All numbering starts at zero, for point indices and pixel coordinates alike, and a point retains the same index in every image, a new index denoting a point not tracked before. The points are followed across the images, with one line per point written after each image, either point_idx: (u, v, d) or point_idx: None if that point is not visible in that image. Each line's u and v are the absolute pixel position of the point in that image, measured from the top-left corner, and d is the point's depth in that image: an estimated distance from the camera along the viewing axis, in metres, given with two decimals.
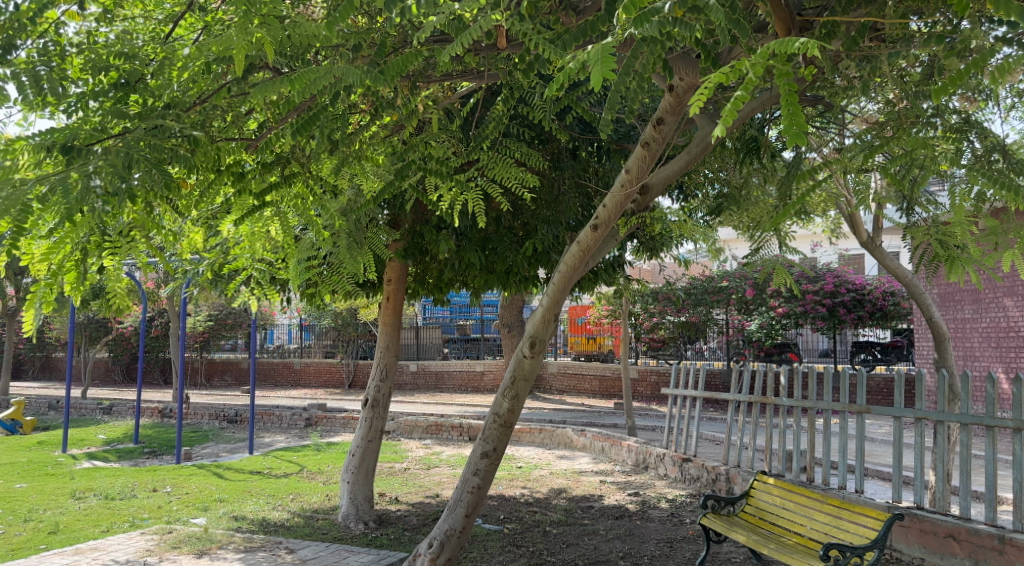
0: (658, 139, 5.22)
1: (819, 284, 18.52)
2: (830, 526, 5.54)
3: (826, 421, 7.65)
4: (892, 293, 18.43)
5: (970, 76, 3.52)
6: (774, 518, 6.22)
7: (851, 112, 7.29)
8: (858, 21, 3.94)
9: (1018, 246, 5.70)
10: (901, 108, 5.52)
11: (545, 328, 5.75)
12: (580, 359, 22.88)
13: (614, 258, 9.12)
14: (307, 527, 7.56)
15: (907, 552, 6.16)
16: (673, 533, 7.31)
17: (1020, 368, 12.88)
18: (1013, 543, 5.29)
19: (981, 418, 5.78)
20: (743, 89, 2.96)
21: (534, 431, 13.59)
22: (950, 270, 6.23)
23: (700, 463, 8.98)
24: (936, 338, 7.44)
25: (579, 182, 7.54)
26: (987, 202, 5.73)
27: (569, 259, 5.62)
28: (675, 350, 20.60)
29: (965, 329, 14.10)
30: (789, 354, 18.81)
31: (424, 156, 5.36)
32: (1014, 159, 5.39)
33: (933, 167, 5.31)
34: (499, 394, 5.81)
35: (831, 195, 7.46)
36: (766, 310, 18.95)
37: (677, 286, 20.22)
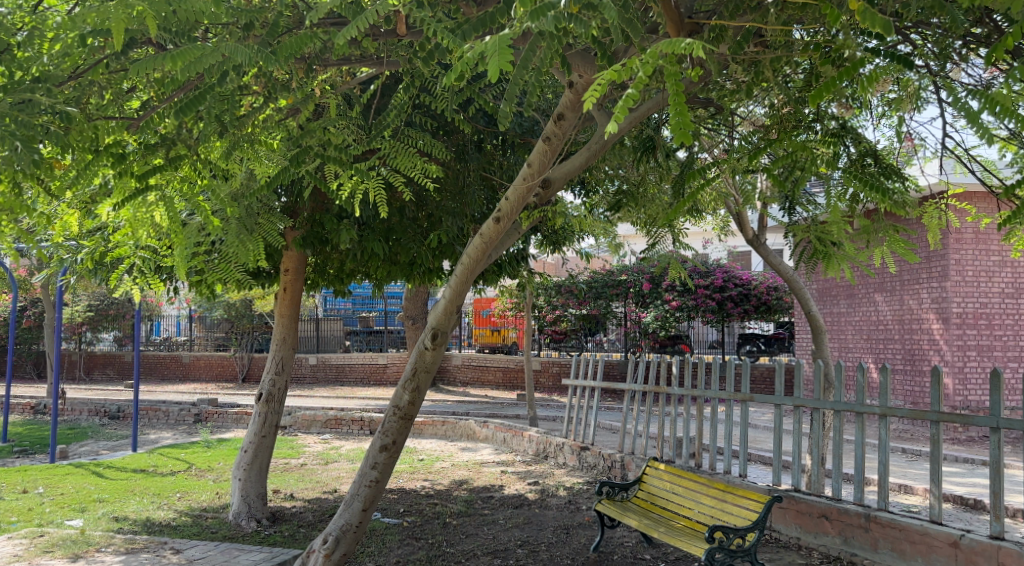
0: (559, 135, 5.24)
1: (710, 279, 19.37)
2: (716, 509, 5.83)
3: (714, 410, 7.96)
4: (775, 288, 19.50)
5: (842, 84, 3.71)
6: (663, 503, 6.45)
7: (740, 114, 7.62)
8: (744, 27, 4.00)
9: (887, 245, 6.17)
10: (784, 113, 5.83)
11: (447, 320, 5.74)
12: (484, 351, 23.04)
13: (518, 251, 9.19)
14: (195, 527, 7.27)
15: (784, 532, 6.54)
16: (570, 520, 7.48)
17: (887, 359, 13.86)
18: (878, 521, 5.72)
19: (853, 406, 6.19)
20: (635, 87, 3.01)
21: (437, 423, 13.54)
22: (826, 267, 6.65)
23: (597, 451, 9.25)
24: (814, 331, 7.89)
25: (484, 174, 7.58)
26: (860, 204, 6.12)
27: (471, 251, 5.59)
28: (576, 343, 21.06)
29: (839, 322, 15.23)
30: (681, 345, 19.75)
31: (322, 142, 5.19)
32: (884, 164, 5.81)
33: (812, 169, 5.64)
34: (399, 386, 5.76)
35: (722, 195, 7.73)
36: (661, 304, 19.62)
37: (579, 280, 20.68)
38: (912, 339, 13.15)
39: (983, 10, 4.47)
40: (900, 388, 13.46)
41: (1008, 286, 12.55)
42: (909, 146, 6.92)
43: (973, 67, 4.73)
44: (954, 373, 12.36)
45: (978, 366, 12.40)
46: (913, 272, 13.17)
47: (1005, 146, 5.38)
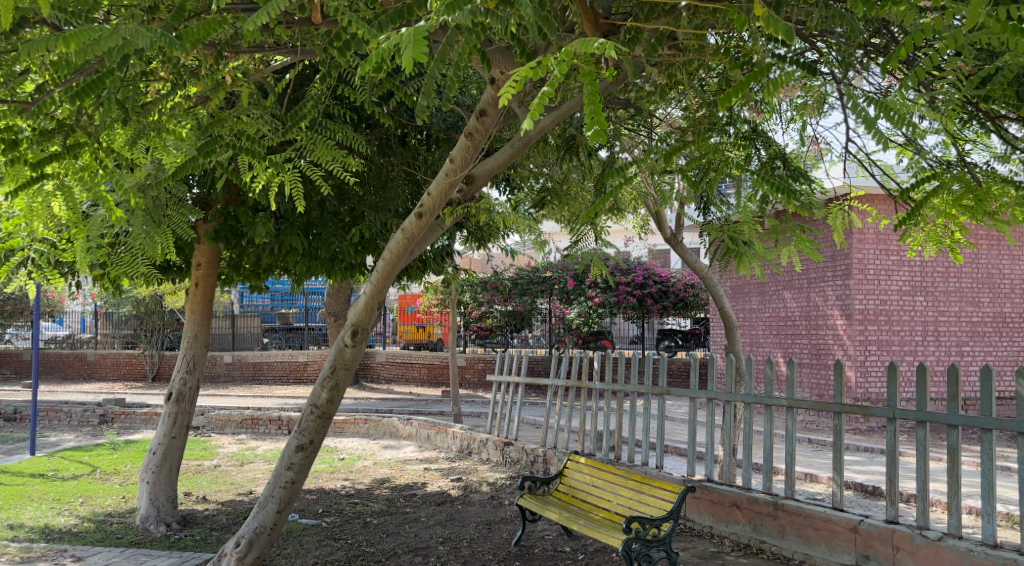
0: (482, 131, 5.21)
1: (631, 276, 19.89)
2: (633, 500, 5.96)
3: (633, 404, 8.12)
4: (692, 285, 20.12)
5: (749, 88, 3.81)
6: (583, 496, 6.54)
7: (659, 116, 7.80)
8: (657, 29, 4.02)
9: (794, 244, 6.44)
10: (700, 116, 6.00)
11: (367, 317, 5.65)
12: (408, 348, 22.83)
13: (443, 247, 9.13)
14: (98, 533, 6.93)
15: (698, 521, 6.74)
16: (492, 515, 7.50)
17: (795, 353, 14.49)
18: (785, 509, 5.96)
19: (762, 398, 6.43)
20: (551, 85, 2.99)
21: (359, 422, 13.32)
22: (738, 265, 6.88)
23: (521, 446, 9.31)
24: (727, 327, 8.16)
25: (407, 169, 7.51)
26: (769, 205, 6.37)
27: (392, 247, 5.49)
28: (502, 339, 21.06)
29: (751, 318, 15.82)
30: (604, 341, 20.27)
31: (235, 132, 5.01)
32: (792, 166, 6.05)
33: (726, 170, 5.82)
34: (318, 384, 5.63)
35: (641, 195, 7.89)
36: (584, 300, 19.98)
37: (505, 277, 20.77)
38: (818, 334, 13.77)
39: (881, 23, 4.71)
40: (807, 381, 14.08)
41: (906, 284, 13.28)
42: (815, 150, 7.24)
43: (872, 75, 4.97)
44: (856, 366, 13.03)
45: (878, 360, 13.11)
46: (820, 270, 13.81)
47: (902, 151, 5.68)
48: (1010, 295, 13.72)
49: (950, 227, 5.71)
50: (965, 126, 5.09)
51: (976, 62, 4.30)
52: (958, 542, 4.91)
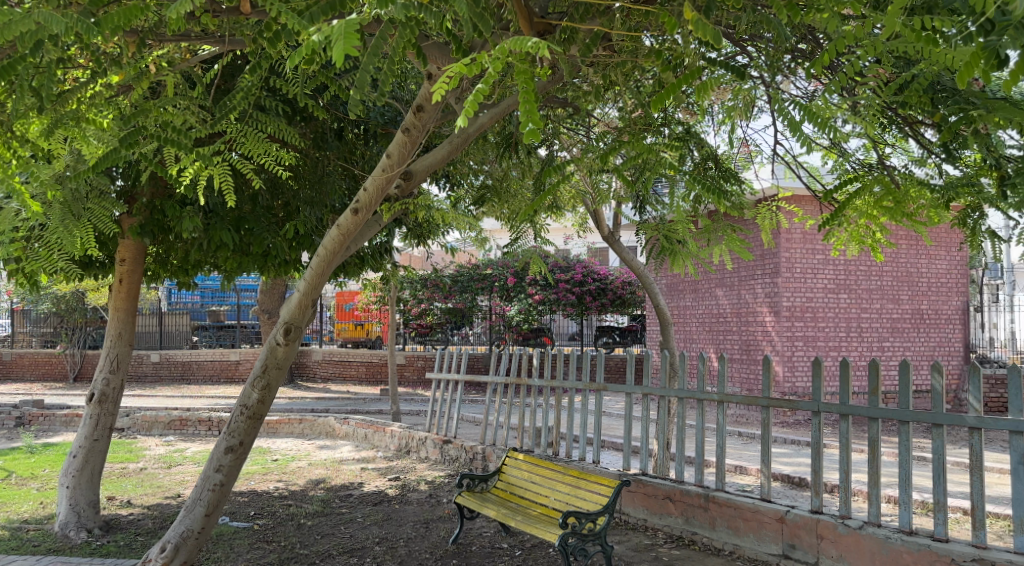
0: (419, 127, 4.96)
1: (571, 274, 20.13)
2: (570, 495, 6.01)
3: (571, 400, 8.19)
4: (630, 282, 20.45)
5: (681, 90, 3.87)
6: (521, 492, 6.56)
7: (596, 115, 7.87)
8: (593, 29, 3.96)
9: (726, 243, 6.59)
10: (636, 117, 6.09)
11: (301, 315, 5.52)
12: (346, 346, 22.51)
13: (380, 244, 9.01)
14: (13, 541, 6.60)
15: (632, 515, 6.84)
16: (430, 514, 7.46)
17: (726, 349, 14.89)
18: (715, 501, 6.11)
19: (695, 393, 6.57)
20: (485, 82, 2.92)
21: (293, 422, 13.06)
22: (672, 263, 7.02)
23: (459, 444, 9.29)
24: (662, 324, 8.31)
25: (344, 165, 7.39)
26: (702, 205, 6.52)
27: (327, 244, 5.36)
28: (441, 337, 20.74)
29: (685, 315, 16.20)
30: (543, 338, 20.25)
31: (160, 123, 4.83)
32: (725, 167, 6.19)
33: (660, 171, 5.92)
34: (248, 384, 5.49)
35: (579, 194, 7.97)
36: (524, 297, 20.10)
37: (445, 274, 20.70)
38: (748, 330, 14.18)
39: (806, 29, 4.85)
40: (737, 375, 14.50)
41: (830, 282, 13.78)
42: (746, 152, 7.43)
43: (799, 80, 5.11)
44: (783, 361, 13.49)
45: (804, 355, 13.58)
46: (750, 268, 14.22)
47: (827, 154, 5.88)
48: (927, 293, 14.38)
49: (871, 227, 5.94)
50: (884, 130, 5.30)
51: (895, 69, 4.48)
52: (877, 530, 5.14)
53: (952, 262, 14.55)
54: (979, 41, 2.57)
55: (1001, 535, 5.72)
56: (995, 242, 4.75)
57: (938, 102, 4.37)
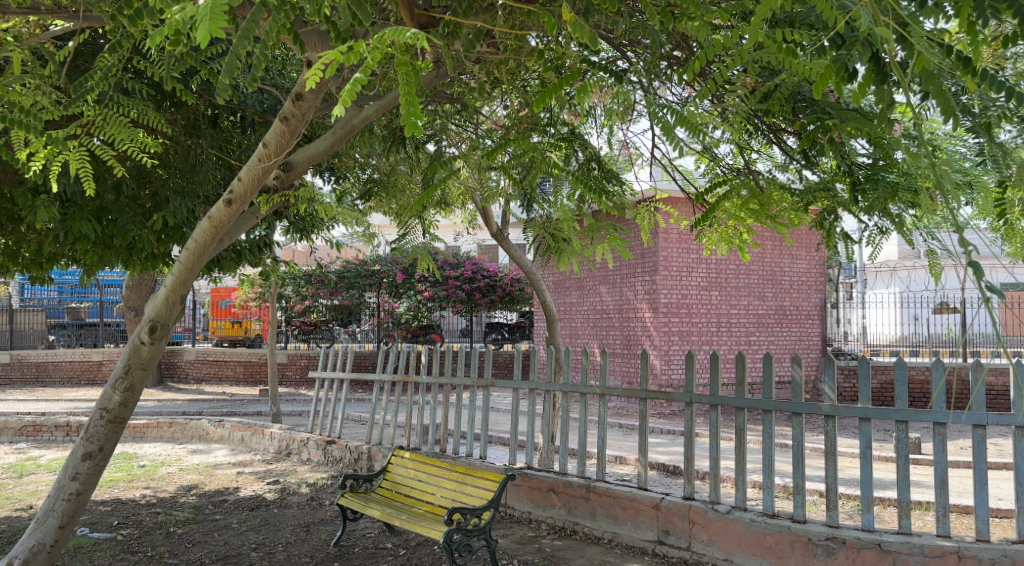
0: (298, 116, 4.67)
1: (461, 270, 20.13)
2: (456, 492, 6.00)
3: (459, 396, 8.15)
4: (519, 279, 20.68)
5: (564, 90, 3.88)
6: (406, 491, 6.47)
7: (485, 113, 7.86)
8: (477, 24, 3.92)
9: (609, 241, 6.75)
10: (523, 115, 6.13)
11: (168, 312, 5.21)
12: (223, 345, 21.52)
13: (259, 238, 8.63)
14: None
15: (517, 508, 6.90)
16: (311, 517, 7.25)
17: (609, 344, 15.36)
18: (597, 491, 6.27)
19: (579, 387, 6.70)
20: (363, 71, 2.73)
21: (163, 426, 12.35)
22: (558, 261, 7.14)
23: (343, 445, 9.07)
24: (549, 320, 8.43)
25: (219, 155, 7.03)
26: (585, 205, 6.66)
27: (198, 236, 5.06)
28: (327, 334, 20.40)
29: (571, 311, 16.59)
30: (433, 334, 20.26)
31: (5, 103, 4.42)
32: (607, 168, 6.33)
33: (546, 169, 5.99)
34: (109, 386, 5.13)
35: (467, 190, 7.94)
36: (413, 294, 19.94)
37: (330, 270, 20.18)
38: (629, 326, 14.67)
39: (680, 36, 5.05)
40: (619, 369, 14.96)
41: (703, 280, 14.48)
42: (627, 153, 7.66)
43: (675, 86, 5.29)
44: (661, 355, 14.04)
45: (680, 349, 14.19)
46: (631, 267, 14.72)
47: (700, 158, 6.15)
48: (789, 290, 15.38)
49: (738, 228, 6.28)
50: (752, 135, 5.59)
51: (760, 79, 4.72)
52: (743, 513, 5.42)
53: (812, 261, 15.63)
54: (831, 56, 2.79)
55: (851, 514, 6.20)
56: (848, 243, 5.12)
57: (799, 111, 4.65)
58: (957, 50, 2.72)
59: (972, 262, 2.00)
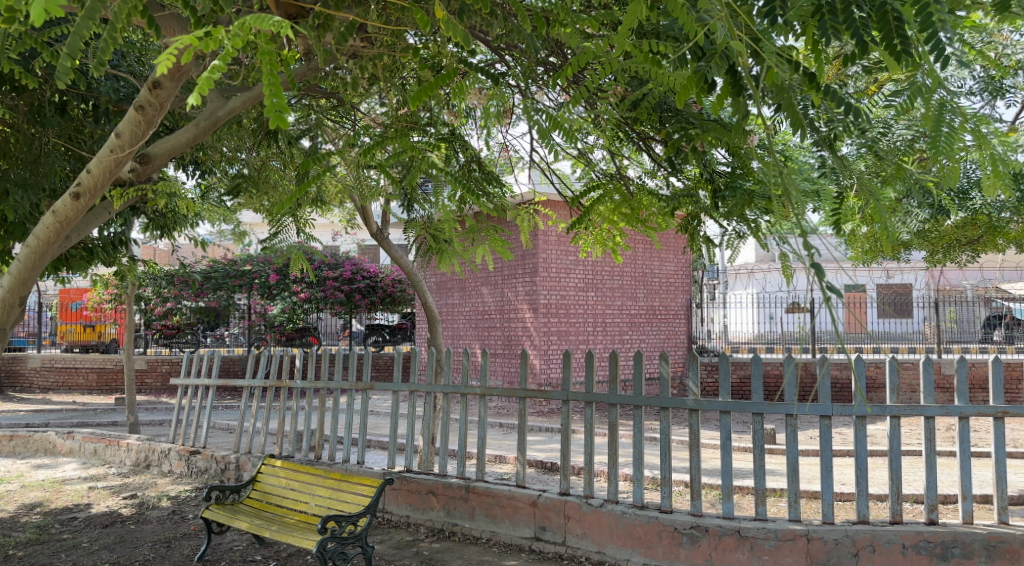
0: (154, 105, 4.30)
1: (339, 271, 19.66)
2: (330, 500, 5.83)
3: (335, 401, 7.91)
4: (400, 280, 20.46)
5: (440, 90, 3.81)
6: (277, 500, 6.22)
7: (363, 109, 7.69)
8: (347, 17, 3.78)
9: (488, 243, 6.78)
10: (401, 114, 6.03)
11: (6, 314, 4.87)
12: (73, 351, 19.90)
13: (115, 235, 8.03)
14: None
15: (395, 513, 6.78)
16: (172, 532, 6.83)
17: (490, 345, 15.47)
18: (475, 491, 6.28)
19: (459, 388, 6.67)
20: (222, 59, 2.47)
21: (1, 440, 11.29)
22: (439, 261, 7.10)
23: (209, 454, 8.61)
24: (430, 322, 8.36)
25: (68, 144, 6.49)
26: (465, 206, 6.66)
27: (40, 231, 4.64)
28: (192, 338, 19.30)
29: (453, 312, 16.59)
30: (309, 337, 19.73)
31: None
32: (487, 170, 6.36)
33: (424, 169, 5.92)
34: None
35: (344, 188, 7.72)
36: (287, 295, 19.25)
37: (195, 270, 19.15)
38: (510, 327, 14.85)
39: (555, 43, 5.15)
40: (499, 369, 15.10)
41: (580, 281, 14.89)
42: (507, 156, 7.74)
43: (551, 92, 5.37)
44: (540, 355, 14.28)
45: (558, 349, 14.48)
46: (512, 268, 14.91)
47: (577, 163, 6.30)
48: (659, 290, 16.12)
49: (612, 231, 6.47)
50: (624, 141, 5.77)
51: (629, 88, 4.88)
52: (615, 506, 5.60)
53: (679, 264, 16.47)
54: (690, 69, 2.93)
55: (714, 503, 6.55)
56: (710, 246, 5.39)
57: (665, 120, 4.85)
58: (802, 67, 2.92)
59: (814, 264, 2.17)
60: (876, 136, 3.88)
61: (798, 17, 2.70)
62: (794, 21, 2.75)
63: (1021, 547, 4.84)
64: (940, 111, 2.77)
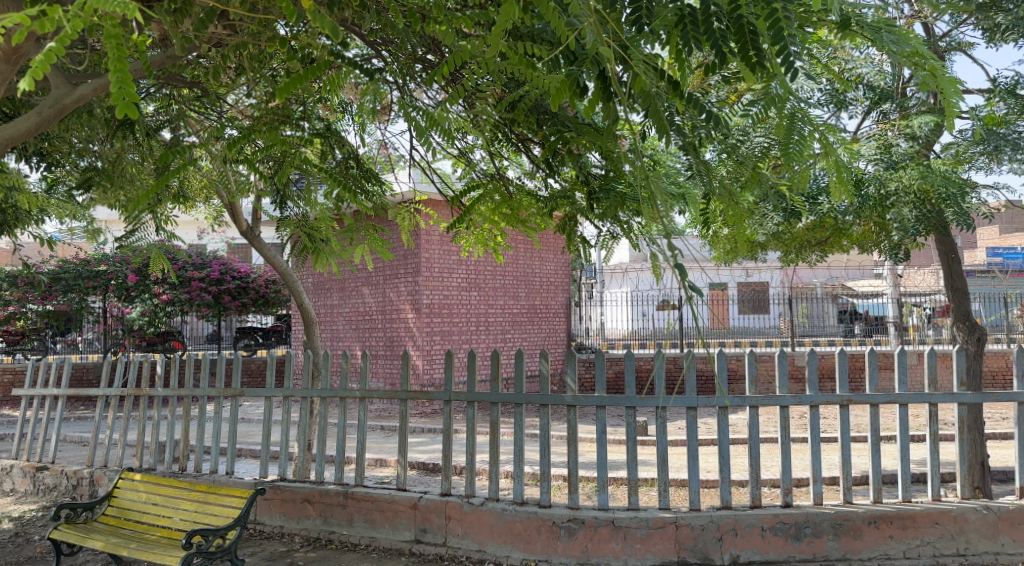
0: None
1: (205, 272, 18.65)
2: (196, 513, 5.52)
3: (202, 408, 7.48)
4: (273, 281, 19.70)
5: (310, 82, 3.66)
6: (136, 516, 5.82)
7: (230, 100, 7.30)
8: (210, 0, 3.52)
9: (367, 243, 6.63)
10: (271, 106, 5.77)
11: None
12: None
13: None
14: None
15: (268, 524, 6.51)
16: (15, 556, 6.25)
17: (370, 346, 15.19)
18: (353, 497, 6.14)
19: (336, 392, 6.49)
20: (59, 41, 2.24)
21: None
22: (315, 261, 6.91)
23: (58, 470, 7.93)
24: (306, 324, 8.10)
25: None
26: (341, 205, 6.50)
27: None
28: (39, 345, 17.82)
29: (331, 314, 16.16)
30: (173, 342, 18.55)
31: None
32: (365, 168, 6.21)
33: (298, 165, 5.70)
34: None
35: (209, 183, 7.31)
36: (148, 298, 17.93)
37: (42, 270, 17.63)
38: (392, 327, 14.65)
39: (432, 41, 5.09)
40: (381, 371, 14.87)
41: (462, 281, 14.90)
42: (385, 155, 7.60)
43: (430, 90, 5.31)
44: (422, 355, 14.17)
45: (441, 349, 14.43)
46: (393, 268, 14.70)
47: (456, 162, 6.29)
48: (540, 290, 16.41)
49: (493, 231, 6.50)
50: (503, 143, 5.80)
51: (507, 89, 4.90)
52: (496, 504, 5.63)
53: (559, 264, 16.81)
54: (566, 74, 2.99)
55: (590, 496, 6.75)
56: (587, 247, 5.51)
57: (541, 123, 4.86)
58: (667, 75, 3.04)
59: (677, 263, 2.25)
60: (736, 144, 4.11)
61: (664, 25, 2.78)
62: (659, 30, 2.85)
63: (863, 524, 5.29)
64: (792, 119, 2.97)
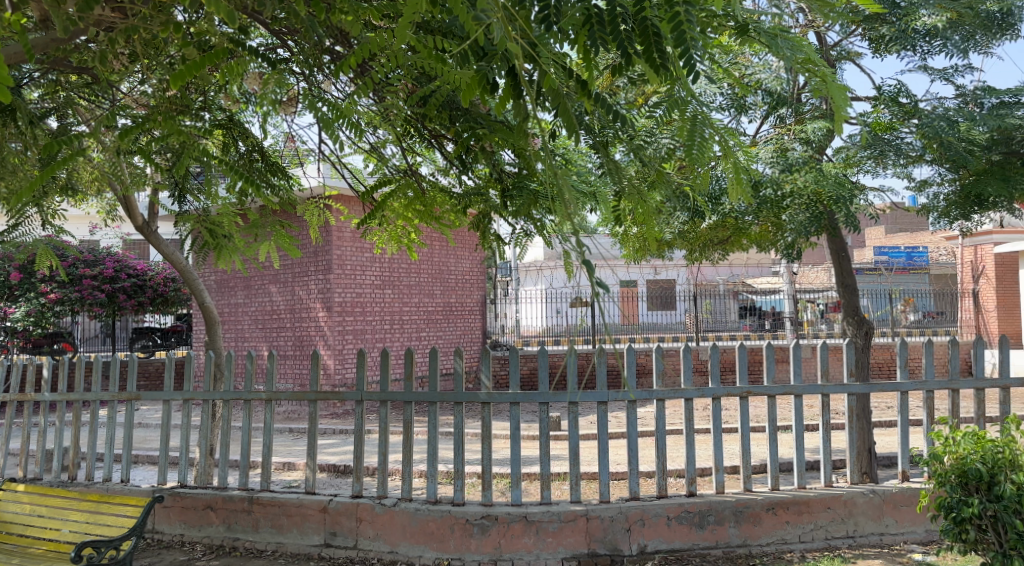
0: None
1: (98, 269, 17.61)
2: (87, 524, 5.21)
3: (93, 414, 7.06)
4: (174, 279, 18.82)
5: (206, 70, 3.50)
6: (20, 529, 5.44)
7: (123, 87, 6.89)
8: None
9: (273, 239, 6.43)
10: (168, 95, 5.48)
11: None
12: None
13: None
14: None
15: (167, 532, 6.22)
16: None
17: (279, 346, 14.75)
18: (259, 502, 5.94)
19: (240, 393, 6.27)
20: None
21: None
22: (217, 257, 6.63)
23: None
24: (208, 324, 7.77)
25: None
26: (245, 200, 6.26)
27: None
28: None
29: (237, 313, 15.59)
30: (62, 344, 17.66)
31: None
32: (270, 161, 6.00)
33: (198, 157, 5.46)
34: None
35: (101, 175, 6.89)
36: (34, 297, 16.89)
37: None
38: (302, 327, 14.28)
39: (340, 32, 4.96)
40: (290, 372, 14.47)
41: (376, 279, 14.68)
42: (292, 148, 7.37)
43: (339, 81, 5.17)
44: (334, 355, 13.88)
45: (353, 348, 14.18)
46: (303, 265, 14.32)
47: (367, 157, 6.18)
48: (454, 288, 16.36)
49: (406, 227, 6.43)
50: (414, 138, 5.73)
51: (418, 83, 4.84)
52: (407, 504, 5.57)
53: (474, 262, 16.81)
54: (472, 68, 2.96)
55: (502, 492, 6.77)
56: (499, 243, 5.51)
57: (454, 119, 4.80)
58: (576, 74, 3.08)
59: (584, 261, 2.29)
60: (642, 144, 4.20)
61: (571, 24, 2.80)
62: (567, 30, 2.88)
63: (762, 511, 5.52)
64: (693, 122, 3.06)
